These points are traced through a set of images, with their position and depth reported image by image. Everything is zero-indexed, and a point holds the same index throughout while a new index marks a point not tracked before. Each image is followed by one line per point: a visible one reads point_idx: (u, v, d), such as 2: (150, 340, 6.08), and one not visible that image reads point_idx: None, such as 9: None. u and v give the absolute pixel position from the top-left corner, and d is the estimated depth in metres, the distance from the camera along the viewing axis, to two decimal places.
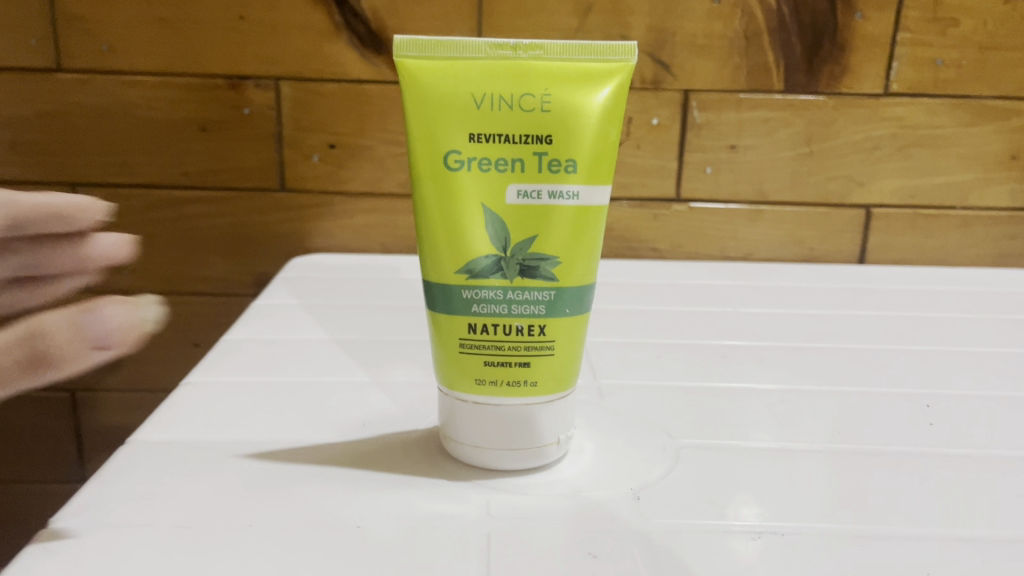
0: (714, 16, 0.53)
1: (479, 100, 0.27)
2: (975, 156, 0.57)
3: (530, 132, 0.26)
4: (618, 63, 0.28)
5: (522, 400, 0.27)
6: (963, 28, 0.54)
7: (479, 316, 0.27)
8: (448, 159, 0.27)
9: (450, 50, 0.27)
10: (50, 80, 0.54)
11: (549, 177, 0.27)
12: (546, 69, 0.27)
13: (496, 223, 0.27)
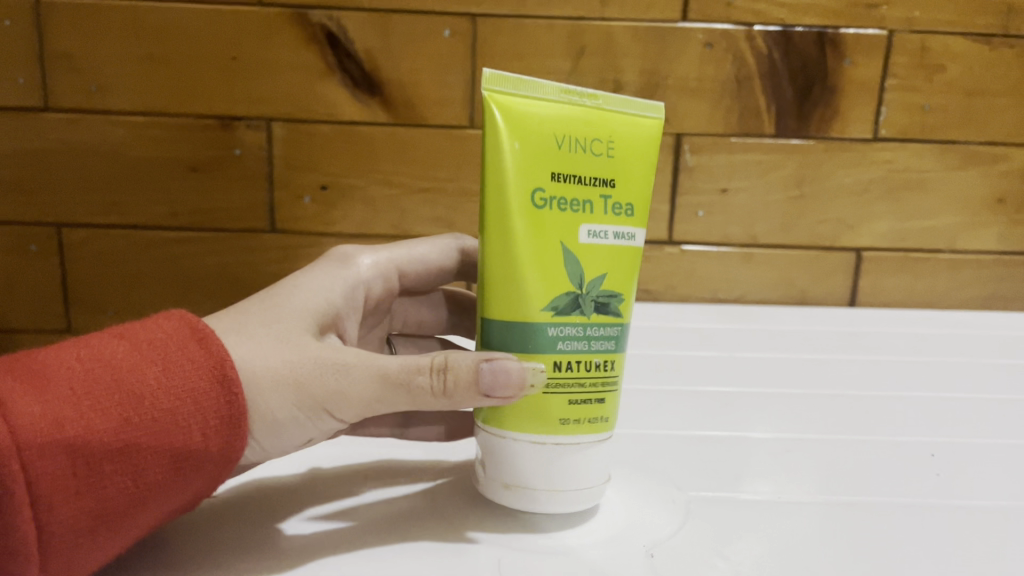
0: (707, 60, 0.54)
1: (559, 140, 0.27)
2: (963, 200, 0.57)
3: (599, 175, 0.28)
4: (657, 118, 0.30)
5: (595, 439, 0.28)
6: (949, 74, 0.55)
7: (564, 352, 0.27)
8: (533, 197, 0.27)
9: (528, 90, 0.27)
10: (37, 119, 0.53)
11: (613, 218, 0.28)
12: (608, 118, 0.28)
13: (574, 262, 0.27)
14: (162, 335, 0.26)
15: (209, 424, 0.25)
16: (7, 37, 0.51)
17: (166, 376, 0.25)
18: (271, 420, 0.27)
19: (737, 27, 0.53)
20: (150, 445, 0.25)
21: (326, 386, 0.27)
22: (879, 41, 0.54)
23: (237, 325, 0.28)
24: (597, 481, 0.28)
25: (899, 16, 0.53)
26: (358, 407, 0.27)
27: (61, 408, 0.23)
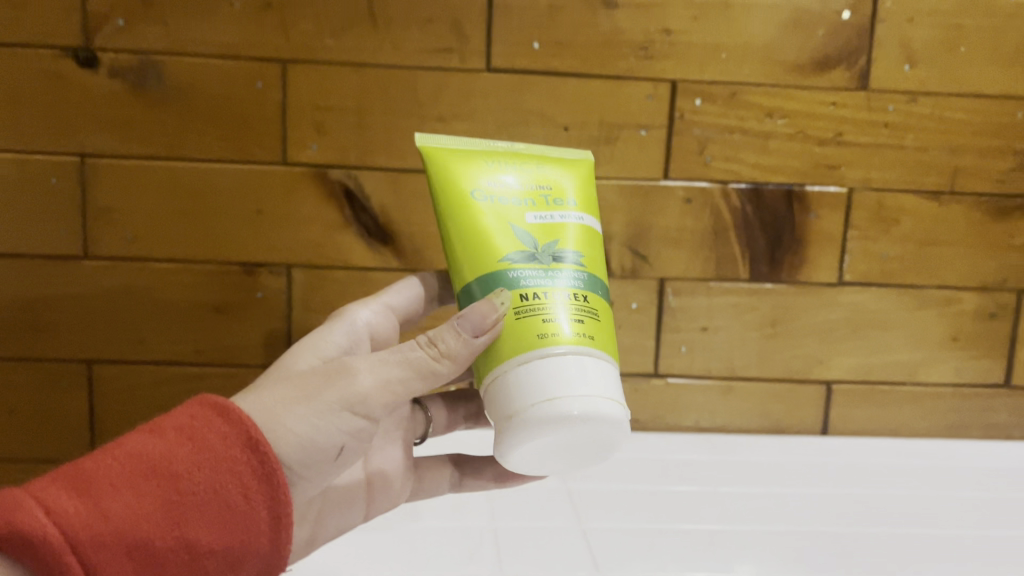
0: (686, 214, 0.60)
1: (490, 161, 0.38)
2: (922, 337, 0.63)
3: (534, 181, 0.38)
4: (581, 159, 0.41)
5: (577, 347, 0.33)
6: (904, 226, 0.61)
7: (528, 288, 0.35)
8: (474, 194, 0.37)
9: (460, 141, 0.39)
10: (75, 265, 0.57)
11: (554, 206, 0.38)
12: (531, 152, 0.39)
13: (524, 231, 0.36)
14: (190, 416, 0.33)
15: (246, 484, 0.32)
16: (54, 194, 0.56)
17: (201, 455, 0.32)
18: (295, 433, 0.34)
19: (713, 185, 0.60)
20: (192, 509, 0.31)
21: (333, 386, 0.34)
22: (840, 197, 0.60)
23: (247, 391, 0.35)
24: (598, 387, 0.33)
25: (857, 176, 0.60)
26: (374, 394, 0.35)
27: (112, 499, 0.30)
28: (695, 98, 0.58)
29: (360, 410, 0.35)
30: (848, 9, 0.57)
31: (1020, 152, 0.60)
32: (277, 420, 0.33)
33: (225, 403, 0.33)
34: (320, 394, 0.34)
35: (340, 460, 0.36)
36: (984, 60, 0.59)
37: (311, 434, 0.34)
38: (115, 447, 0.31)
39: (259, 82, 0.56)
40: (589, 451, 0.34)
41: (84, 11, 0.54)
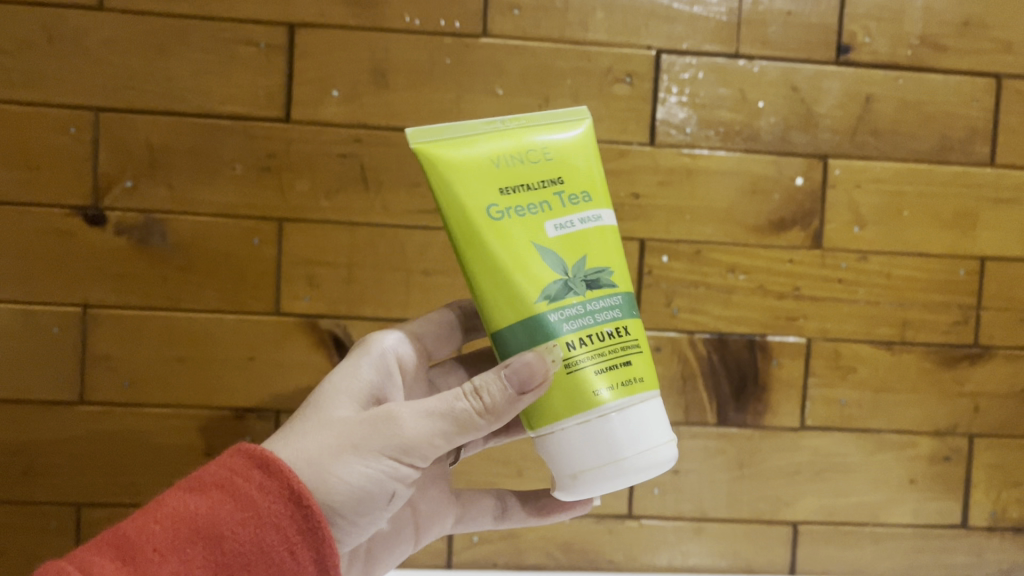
0: (656, 362, 0.63)
1: (496, 160, 0.39)
2: (881, 479, 0.66)
3: (545, 178, 0.39)
4: (578, 118, 0.42)
5: (630, 399, 0.37)
6: (860, 374, 0.65)
7: (574, 333, 0.38)
8: (490, 212, 0.38)
9: (459, 134, 0.39)
10: (72, 410, 0.60)
11: (571, 207, 0.39)
12: (530, 132, 0.40)
13: (550, 252, 0.38)
14: (230, 470, 0.37)
15: (290, 539, 0.37)
16: (55, 342, 0.59)
17: (244, 515, 0.36)
18: (346, 483, 0.38)
19: (681, 335, 0.63)
20: (241, 566, 0.36)
21: (380, 437, 0.38)
22: (800, 347, 0.64)
23: (287, 433, 0.40)
24: (655, 440, 0.37)
25: (815, 327, 0.64)
26: (420, 445, 0.38)
27: (160, 566, 0.34)
28: (663, 255, 0.63)
29: (408, 458, 0.39)
30: (800, 177, 0.63)
31: (964, 307, 0.65)
32: (327, 470, 0.38)
33: (262, 454, 0.38)
34: (371, 446, 0.38)
35: (392, 502, 0.40)
36: (927, 222, 0.64)
37: (361, 481, 0.38)
38: (160, 512, 0.36)
39: (256, 239, 0.60)
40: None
41: (95, 173, 0.59)
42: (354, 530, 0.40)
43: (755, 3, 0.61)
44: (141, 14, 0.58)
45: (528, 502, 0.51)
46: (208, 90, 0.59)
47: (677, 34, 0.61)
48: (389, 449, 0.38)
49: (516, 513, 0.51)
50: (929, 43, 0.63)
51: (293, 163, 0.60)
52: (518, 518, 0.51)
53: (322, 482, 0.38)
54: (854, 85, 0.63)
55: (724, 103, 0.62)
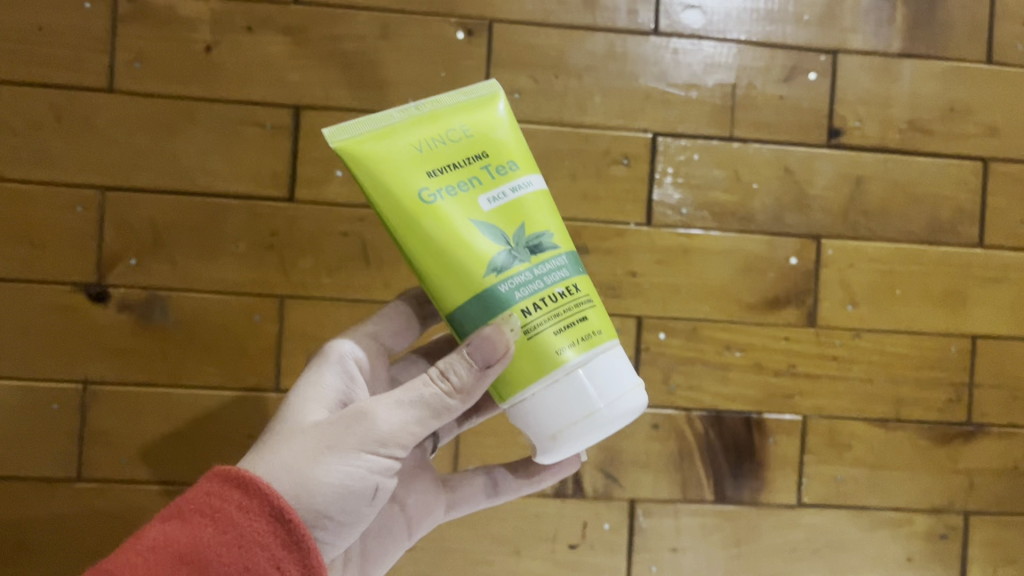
0: (654, 439, 0.64)
1: (419, 145, 0.37)
2: (879, 557, 0.66)
3: (469, 154, 0.37)
4: (492, 89, 0.39)
5: (594, 352, 0.36)
6: (856, 451, 0.65)
7: (524, 300, 0.36)
8: (423, 196, 0.36)
9: (374, 124, 0.37)
10: (68, 487, 0.60)
11: (500, 177, 0.37)
12: (445, 110, 0.38)
13: (489, 226, 0.36)
14: (208, 494, 0.35)
15: (277, 555, 0.35)
16: (53, 419, 0.59)
17: (227, 537, 0.34)
18: (326, 484, 0.37)
19: (678, 412, 0.64)
20: None
21: (353, 432, 0.37)
22: (796, 424, 0.65)
23: (261, 449, 0.38)
24: (624, 387, 0.36)
25: (810, 404, 0.65)
26: (395, 434, 0.37)
27: None
28: (660, 332, 0.63)
29: (385, 449, 0.38)
30: (794, 256, 0.64)
31: (957, 384, 0.66)
32: (308, 474, 0.37)
33: (239, 474, 0.36)
34: (345, 443, 0.37)
35: (376, 500, 0.39)
36: (918, 301, 0.65)
37: (343, 480, 0.37)
38: (140, 545, 0.34)
39: (257, 316, 0.60)
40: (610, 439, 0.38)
41: (99, 250, 0.59)
42: (343, 532, 0.39)
43: (748, 88, 0.63)
44: (150, 96, 0.59)
45: (517, 470, 0.52)
46: (214, 169, 0.60)
47: (673, 118, 0.63)
48: (367, 445, 0.37)
49: (509, 482, 0.51)
50: (917, 127, 0.65)
51: (295, 241, 0.60)
52: (511, 489, 0.51)
53: (300, 485, 0.36)
54: (845, 167, 0.64)
55: (719, 184, 0.63)
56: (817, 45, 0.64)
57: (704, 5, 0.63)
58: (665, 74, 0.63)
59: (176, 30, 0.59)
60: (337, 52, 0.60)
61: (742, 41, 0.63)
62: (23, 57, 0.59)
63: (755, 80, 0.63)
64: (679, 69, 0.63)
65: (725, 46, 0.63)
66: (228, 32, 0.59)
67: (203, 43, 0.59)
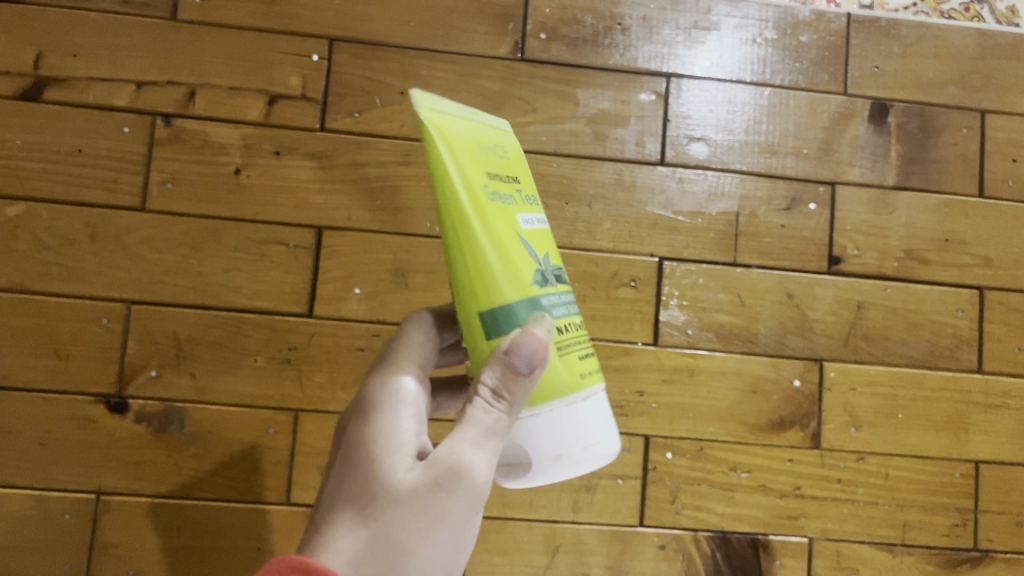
0: (661, 558, 0.64)
1: (475, 144, 0.35)
2: None
3: (508, 173, 0.36)
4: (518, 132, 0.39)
5: (599, 387, 0.35)
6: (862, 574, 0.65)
7: (559, 319, 0.35)
8: (479, 189, 0.34)
9: (445, 111, 0.35)
10: None
11: (528, 204, 0.36)
12: (490, 128, 0.37)
13: (529, 245, 0.35)
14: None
15: None
16: (64, 528, 0.60)
17: None
18: (452, 552, 0.34)
19: (685, 532, 0.64)
20: None
21: (460, 494, 0.34)
22: (801, 547, 0.65)
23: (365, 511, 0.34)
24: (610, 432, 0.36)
25: (816, 526, 0.65)
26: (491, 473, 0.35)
27: None
28: (667, 451, 0.64)
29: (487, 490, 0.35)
30: (798, 378, 0.65)
31: (962, 509, 0.66)
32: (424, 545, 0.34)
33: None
34: (455, 507, 0.34)
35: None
36: (920, 425, 0.66)
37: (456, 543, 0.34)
38: None
39: (271, 429, 0.62)
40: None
41: (122, 363, 0.61)
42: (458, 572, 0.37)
43: (751, 216, 0.66)
44: (180, 215, 0.62)
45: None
46: (238, 285, 0.62)
47: (678, 244, 0.65)
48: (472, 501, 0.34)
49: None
50: (914, 257, 0.67)
51: (312, 356, 0.62)
52: None
53: (432, 557, 0.34)
54: (845, 294, 0.66)
55: (724, 307, 0.65)
56: (815, 177, 0.67)
57: (707, 138, 0.66)
58: (671, 203, 0.65)
59: (207, 154, 0.62)
60: (360, 177, 0.63)
61: (744, 172, 0.66)
62: (61, 176, 0.62)
63: (758, 208, 0.66)
64: (684, 198, 0.66)
65: (728, 176, 0.66)
66: (257, 156, 0.63)
67: (233, 166, 0.62)
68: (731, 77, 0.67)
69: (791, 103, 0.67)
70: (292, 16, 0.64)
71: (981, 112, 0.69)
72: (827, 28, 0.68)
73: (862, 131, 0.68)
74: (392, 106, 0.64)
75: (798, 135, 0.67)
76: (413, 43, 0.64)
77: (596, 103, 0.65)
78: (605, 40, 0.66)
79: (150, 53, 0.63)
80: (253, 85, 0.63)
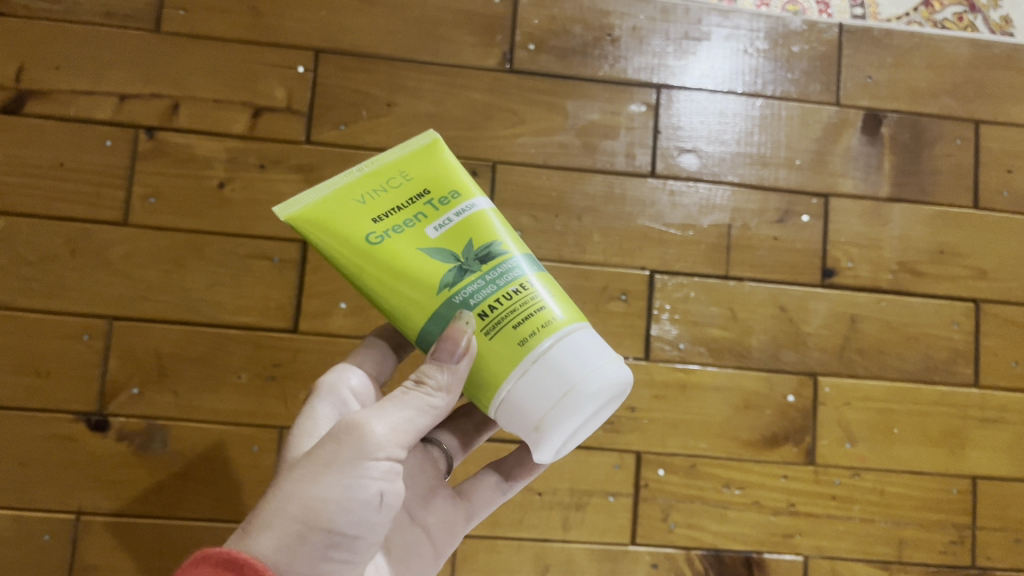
0: None
1: (361, 199, 0.37)
2: None
3: (412, 195, 0.37)
4: (430, 141, 0.40)
5: (563, 334, 0.33)
6: None
7: (481, 303, 0.34)
8: (370, 239, 0.36)
9: (315, 194, 0.37)
10: None
11: (444, 208, 0.37)
12: (384, 166, 0.38)
13: (438, 250, 0.36)
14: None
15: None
16: (44, 549, 0.59)
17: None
18: (348, 499, 0.36)
19: (678, 550, 0.63)
20: None
21: (347, 444, 0.36)
22: (797, 566, 0.64)
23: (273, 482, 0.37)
24: (593, 365, 0.33)
25: (812, 544, 0.64)
26: (390, 436, 0.37)
27: None
28: (659, 468, 0.63)
29: (383, 452, 0.37)
30: (792, 393, 0.64)
31: (959, 526, 0.65)
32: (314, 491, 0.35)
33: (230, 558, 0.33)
34: (342, 455, 0.36)
35: (385, 504, 0.37)
36: (916, 440, 0.65)
37: (351, 485, 0.36)
38: None
39: (255, 447, 0.60)
40: (603, 411, 0.35)
41: (103, 380, 0.60)
42: (356, 549, 0.37)
43: (744, 228, 0.65)
44: (162, 229, 0.61)
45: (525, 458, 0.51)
46: (221, 300, 0.61)
47: (669, 257, 0.64)
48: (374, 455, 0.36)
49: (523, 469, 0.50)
50: (908, 269, 0.66)
51: (297, 372, 0.61)
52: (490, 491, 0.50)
53: (323, 501, 0.35)
54: (840, 307, 0.65)
55: (716, 321, 0.64)
56: (809, 189, 0.66)
57: (699, 150, 0.65)
58: (662, 215, 0.65)
59: (191, 167, 0.62)
60: None
61: (736, 184, 0.66)
62: (43, 191, 0.61)
63: (750, 220, 0.65)
64: (675, 210, 0.65)
65: (720, 189, 0.65)
66: (241, 169, 0.62)
67: (217, 179, 0.62)
68: (722, 88, 0.66)
69: (783, 114, 0.66)
70: (277, 28, 0.63)
71: (975, 123, 0.68)
72: (819, 39, 0.67)
73: (855, 142, 0.67)
74: (378, 118, 0.63)
75: (790, 146, 0.66)
76: (399, 55, 0.64)
77: (585, 114, 0.65)
78: (595, 51, 0.65)
79: (132, 65, 0.62)
80: (238, 97, 0.62)
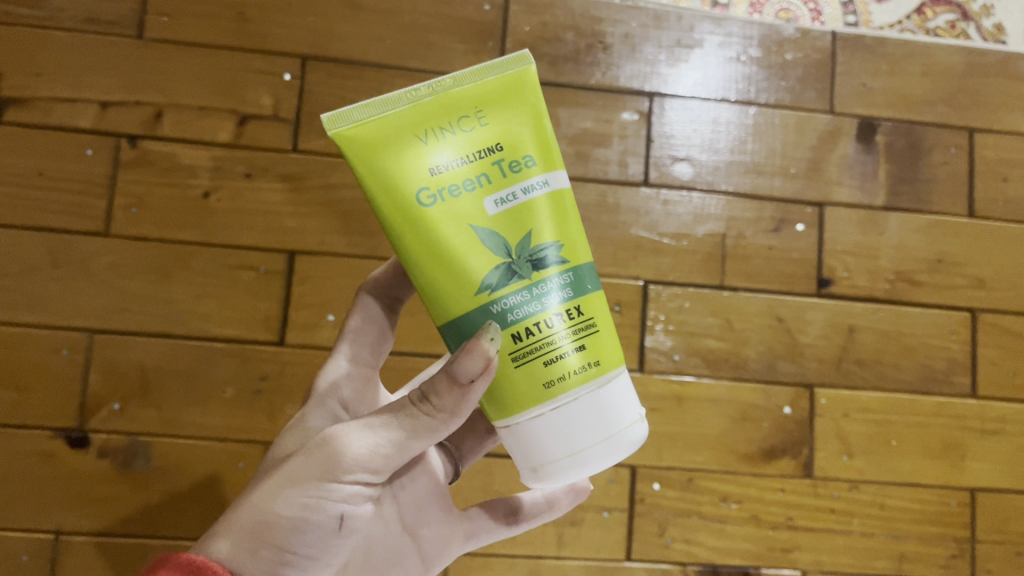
0: None
1: (423, 136, 0.33)
2: None
3: (482, 149, 0.33)
4: (519, 66, 0.35)
5: (603, 380, 0.33)
6: None
7: (521, 322, 0.33)
8: (421, 197, 0.33)
9: (375, 113, 0.33)
10: None
11: (512, 177, 0.33)
12: (461, 95, 0.33)
13: (492, 236, 0.33)
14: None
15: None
16: (22, 569, 0.57)
17: None
18: (308, 515, 0.36)
19: (674, 567, 0.62)
20: None
21: (316, 461, 0.36)
22: None
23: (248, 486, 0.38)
24: (629, 419, 0.33)
25: (810, 559, 0.63)
26: (366, 459, 0.36)
27: None
28: (655, 482, 0.62)
29: (349, 475, 0.36)
30: (789, 405, 0.63)
31: (959, 539, 0.64)
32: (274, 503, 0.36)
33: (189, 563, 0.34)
34: (307, 475, 0.36)
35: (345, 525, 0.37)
36: (915, 452, 0.64)
37: (312, 503, 0.36)
38: None
39: (242, 463, 0.59)
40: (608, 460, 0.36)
41: (84, 395, 0.58)
42: (311, 567, 0.37)
43: (739, 238, 0.64)
44: (146, 240, 0.59)
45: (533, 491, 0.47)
46: (207, 313, 0.59)
47: (664, 267, 0.63)
48: (340, 474, 0.36)
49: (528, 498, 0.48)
50: (905, 279, 0.66)
51: (285, 387, 0.59)
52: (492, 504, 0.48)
53: (283, 513, 0.35)
54: (837, 317, 0.65)
55: (712, 331, 0.63)
56: (804, 198, 0.65)
57: (693, 158, 0.65)
58: (656, 224, 0.64)
59: (175, 177, 0.60)
60: (334, 200, 0.61)
61: (731, 193, 0.65)
62: (22, 200, 0.59)
63: (745, 230, 0.64)
64: (670, 219, 0.64)
65: (715, 198, 0.64)
66: (228, 179, 0.60)
67: (203, 189, 0.60)
68: (716, 96, 0.65)
69: (778, 122, 0.66)
70: (265, 35, 0.62)
71: (971, 130, 0.68)
72: (812, 46, 0.67)
73: (850, 150, 0.66)
74: None
75: (785, 155, 0.65)
76: (389, 61, 0.62)
77: (578, 122, 0.64)
78: (587, 58, 0.64)
79: (115, 72, 0.61)
80: (223, 105, 0.61)
